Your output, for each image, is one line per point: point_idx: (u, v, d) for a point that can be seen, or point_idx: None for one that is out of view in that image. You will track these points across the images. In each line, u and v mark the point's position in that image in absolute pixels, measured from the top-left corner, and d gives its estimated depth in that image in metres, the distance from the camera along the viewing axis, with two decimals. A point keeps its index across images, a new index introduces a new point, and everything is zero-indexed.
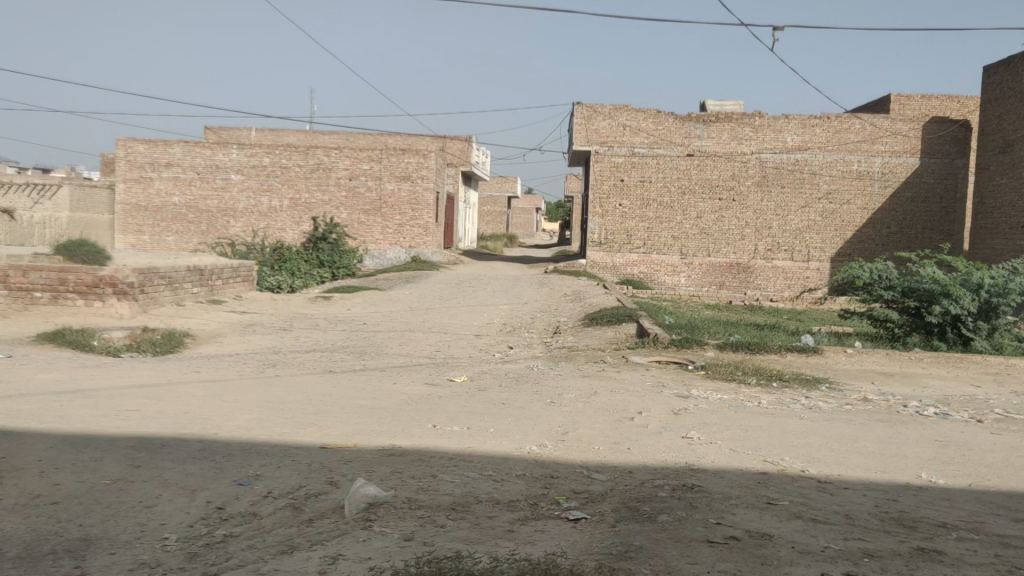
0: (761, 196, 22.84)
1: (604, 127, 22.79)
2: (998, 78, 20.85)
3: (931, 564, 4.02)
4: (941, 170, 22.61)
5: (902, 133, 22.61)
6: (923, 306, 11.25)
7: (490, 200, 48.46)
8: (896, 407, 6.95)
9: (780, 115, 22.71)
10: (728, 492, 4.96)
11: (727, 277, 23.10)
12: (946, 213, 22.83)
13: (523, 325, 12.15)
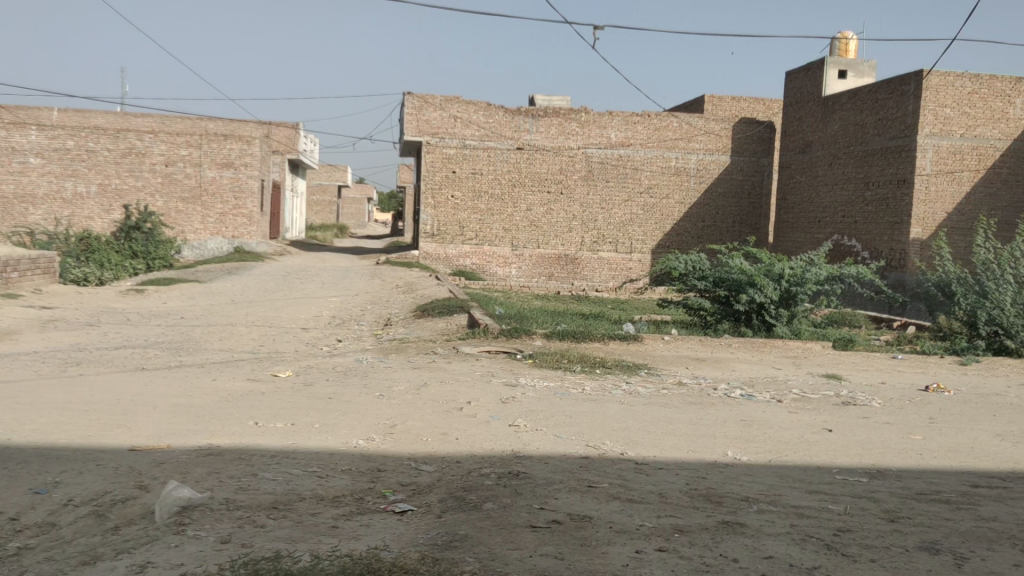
0: (587, 190, 23.63)
1: (435, 119, 22.78)
2: (798, 83, 22.63)
3: (734, 537, 4.35)
4: (748, 169, 24.27)
5: (715, 133, 24.05)
6: (732, 295, 12.02)
7: (319, 190, 47.44)
8: (706, 390, 7.40)
9: (605, 112, 23.53)
10: (551, 477, 5.11)
11: (556, 269, 23.69)
12: (753, 208, 24.52)
13: (352, 318, 11.97)
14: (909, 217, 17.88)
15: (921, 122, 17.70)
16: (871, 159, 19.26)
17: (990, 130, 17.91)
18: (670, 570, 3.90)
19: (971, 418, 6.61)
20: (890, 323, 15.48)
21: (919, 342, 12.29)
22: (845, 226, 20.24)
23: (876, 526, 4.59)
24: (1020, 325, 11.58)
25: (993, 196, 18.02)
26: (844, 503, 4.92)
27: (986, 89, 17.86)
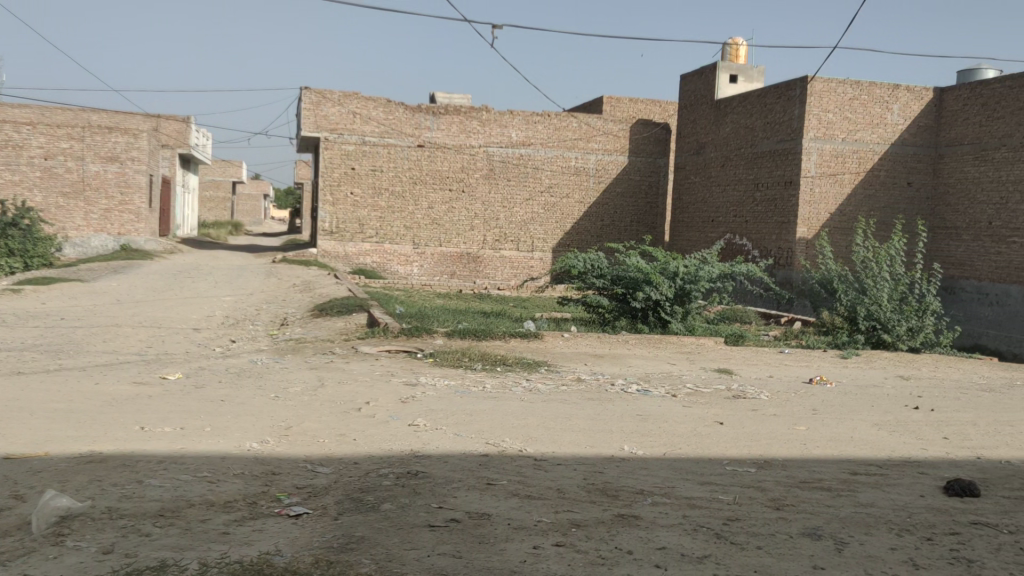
0: (489, 188, 23.72)
1: (333, 114, 22.35)
2: (692, 86, 23.30)
3: (629, 529, 4.44)
4: (645, 169, 24.87)
5: (613, 134, 24.51)
6: (629, 292, 12.29)
7: (212, 185, 45.99)
8: (604, 386, 7.54)
9: (506, 111, 23.64)
10: (450, 476, 5.10)
11: (458, 267, 23.70)
12: (651, 208, 25.13)
13: (247, 318, 11.64)
14: (796, 217, 18.70)
15: (806, 127, 18.51)
16: (761, 161, 20.00)
17: (869, 134, 18.82)
18: (567, 564, 3.96)
19: (851, 409, 6.95)
20: (777, 318, 16.16)
21: (804, 337, 12.85)
22: (736, 225, 20.99)
23: (764, 514, 4.77)
24: (895, 320, 12.42)
25: (872, 197, 18.95)
26: (734, 493, 5.09)
27: (866, 96, 18.78)
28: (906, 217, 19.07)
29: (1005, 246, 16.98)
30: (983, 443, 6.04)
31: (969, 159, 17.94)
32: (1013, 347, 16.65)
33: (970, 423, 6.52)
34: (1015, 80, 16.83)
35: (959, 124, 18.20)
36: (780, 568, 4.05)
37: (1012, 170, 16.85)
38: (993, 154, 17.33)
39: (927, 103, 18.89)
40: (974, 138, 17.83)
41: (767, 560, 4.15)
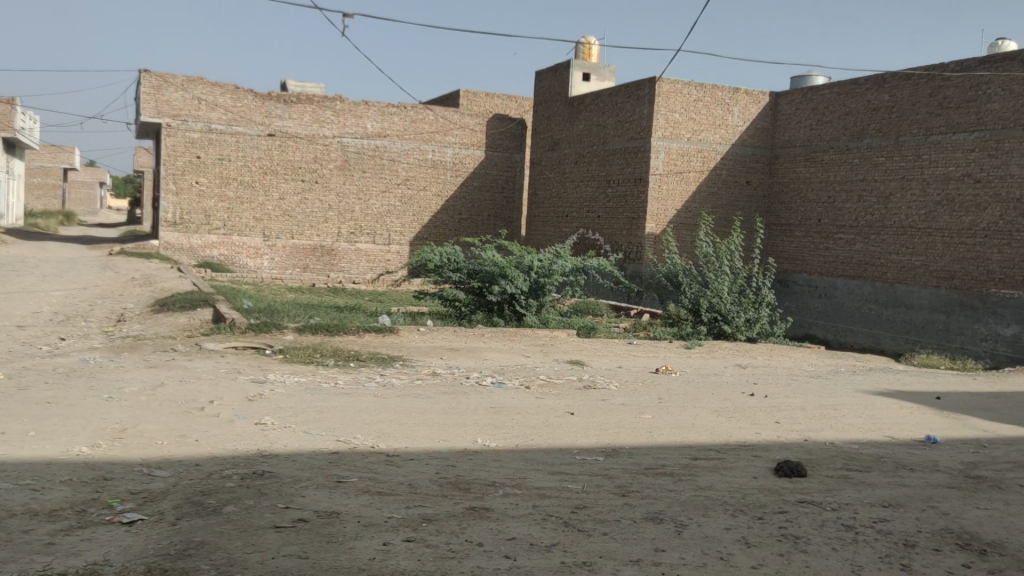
0: (343, 180, 23.29)
1: (177, 99, 21.22)
2: (546, 83, 23.72)
3: (479, 521, 4.48)
4: (501, 163, 25.27)
5: (470, 128, 24.71)
6: (485, 286, 12.37)
7: (40, 172, 42.81)
8: (459, 379, 7.57)
9: (360, 101, 23.24)
10: (298, 474, 4.97)
11: (311, 260, 23.12)
12: (507, 202, 25.56)
13: (77, 314, 10.88)
14: (644, 213, 19.38)
15: (654, 126, 19.12)
16: (613, 159, 20.62)
17: (712, 135, 19.69)
18: (417, 559, 3.94)
19: (692, 396, 7.29)
20: (628, 310, 16.73)
21: (651, 329, 13.37)
22: (589, 220, 21.59)
23: (610, 501, 4.92)
24: (735, 311, 13.13)
25: (715, 195, 19.93)
26: (582, 481, 5.22)
27: (709, 98, 19.61)
28: (745, 214, 20.21)
29: (833, 242, 18.31)
30: (810, 426, 6.47)
31: (802, 160, 19.20)
32: (839, 336, 18.01)
33: (799, 407, 6.98)
34: (842, 86, 18.13)
35: (793, 126, 19.44)
36: (623, 553, 4.18)
37: (839, 171, 18.18)
38: (823, 155, 18.59)
39: (763, 106, 20.03)
40: (806, 140, 19.08)
41: (612, 545, 4.29)
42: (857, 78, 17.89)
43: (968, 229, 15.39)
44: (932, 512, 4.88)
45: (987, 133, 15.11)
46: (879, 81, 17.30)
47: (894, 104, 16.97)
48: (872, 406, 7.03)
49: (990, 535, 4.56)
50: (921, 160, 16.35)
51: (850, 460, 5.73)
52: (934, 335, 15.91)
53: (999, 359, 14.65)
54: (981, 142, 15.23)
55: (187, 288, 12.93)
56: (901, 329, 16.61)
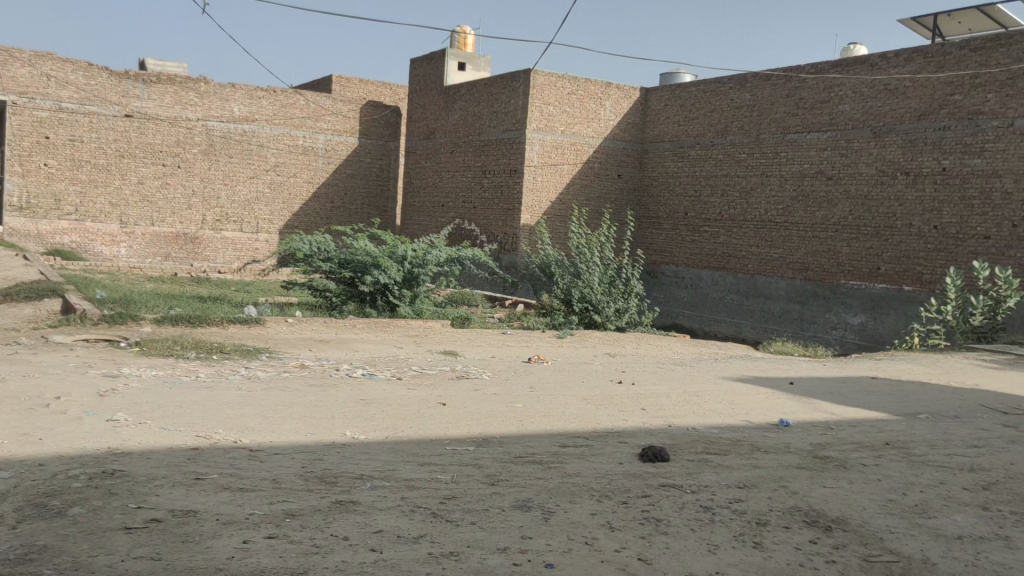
0: (208, 165, 22.41)
1: (23, 75, 19.77)
2: (421, 71, 23.56)
3: (345, 515, 4.39)
4: (376, 151, 25.18)
5: (343, 114, 24.50)
6: (357, 276, 12.18)
7: None
8: (329, 371, 7.42)
9: (226, 83, 22.40)
10: (153, 473, 4.74)
11: (173, 249, 22.11)
12: (382, 190, 25.54)
13: None
14: (520, 205, 19.54)
15: (529, 118, 19.31)
16: (488, 150, 20.71)
17: (585, 128, 20.05)
18: (278, 556, 3.82)
19: (564, 384, 7.44)
20: (503, 301, 16.87)
21: (525, 319, 13.51)
22: (465, 210, 21.61)
23: (479, 491, 4.93)
24: (606, 301, 13.47)
25: (588, 187, 20.31)
26: (451, 472, 5.22)
27: (582, 92, 19.96)
28: (617, 207, 20.73)
29: (699, 235, 19.04)
30: (675, 412, 6.70)
31: (669, 155, 19.83)
32: (703, 325, 18.78)
33: (665, 394, 7.21)
34: (708, 84, 18.81)
35: (662, 122, 20.04)
36: (490, 542, 4.20)
37: (705, 167, 18.89)
38: (690, 151, 19.27)
39: (634, 101, 20.57)
40: (674, 136, 19.71)
41: (480, 534, 4.30)
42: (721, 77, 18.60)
43: (821, 224, 16.33)
44: (783, 492, 5.14)
45: (839, 133, 16.04)
46: (741, 80, 18.04)
47: (755, 103, 17.74)
48: (731, 392, 7.35)
49: (834, 511, 4.84)
50: (780, 157, 17.18)
51: (710, 444, 5.97)
52: (790, 323, 16.86)
53: (847, 346, 15.65)
54: (833, 141, 16.16)
55: (33, 277, 12.05)
56: (760, 319, 17.51)
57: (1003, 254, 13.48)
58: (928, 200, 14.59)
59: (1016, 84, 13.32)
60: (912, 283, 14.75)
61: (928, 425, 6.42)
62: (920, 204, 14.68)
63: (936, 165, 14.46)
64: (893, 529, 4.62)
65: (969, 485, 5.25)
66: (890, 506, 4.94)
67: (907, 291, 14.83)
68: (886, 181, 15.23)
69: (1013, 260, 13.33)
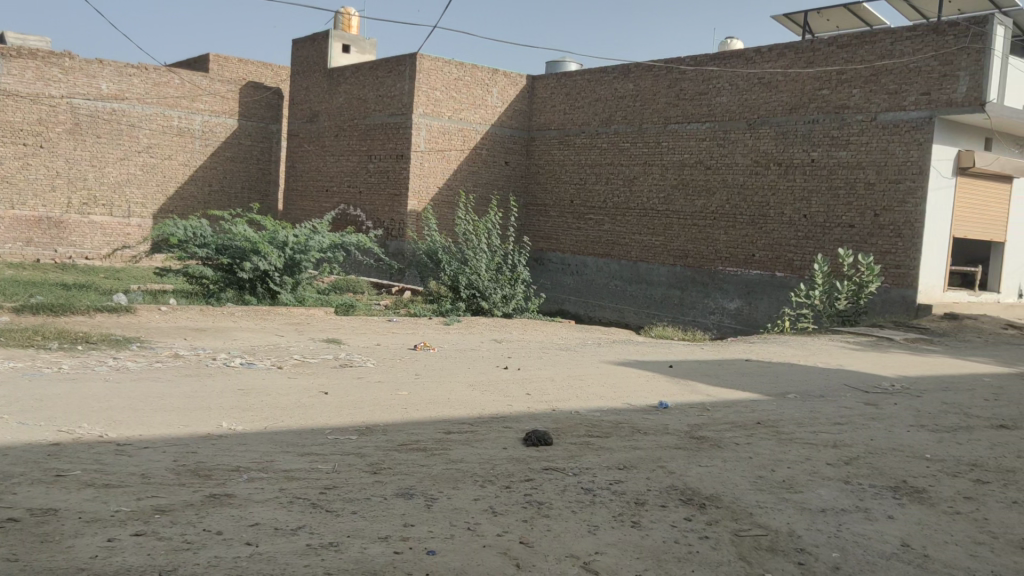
0: (75, 145, 21.09)
1: None
2: (303, 52, 22.92)
3: (219, 509, 4.25)
4: (257, 134, 24.70)
5: (221, 95, 23.77)
6: (235, 263, 11.80)
7: None
8: (205, 361, 7.15)
9: (94, 59, 21.20)
10: (9, 471, 4.45)
11: (35, 234, 20.59)
12: (262, 174, 25.07)
13: None
14: (407, 191, 19.34)
15: (414, 103, 19.13)
16: (374, 134, 20.43)
17: (472, 114, 20.03)
18: (146, 553, 3.65)
19: (450, 370, 7.44)
20: (388, 288, 16.74)
21: (411, 306, 13.44)
22: (350, 196, 21.28)
23: (360, 480, 4.86)
24: (492, 288, 13.58)
25: (475, 174, 20.32)
26: (333, 461, 5.12)
27: (469, 78, 19.92)
28: (505, 193, 20.86)
29: (584, 222, 19.42)
30: (558, 396, 6.80)
31: (556, 143, 20.08)
32: (589, 310, 19.26)
33: (549, 379, 7.32)
34: (593, 74, 19.11)
35: (548, 110, 20.26)
36: (371, 531, 4.15)
37: (590, 155, 19.23)
38: (575, 139, 19.57)
39: (520, 89, 20.72)
40: (559, 124, 19.97)
41: (361, 523, 4.25)
42: (605, 67, 18.94)
43: (700, 212, 16.89)
44: (660, 471, 5.29)
45: (717, 124, 16.59)
46: (624, 70, 18.41)
47: (638, 93, 18.15)
48: (613, 376, 7.52)
49: (708, 489, 5.02)
50: (661, 147, 17.65)
51: (592, 427, 6.08)
52: (671, 308, 17.46)
53: (724, 330, 16.33)
54: (711, 132, 16.70)
55: None
56: (643, 304, 18.04)
57: (865, 241, 14.26)
58: (798, 190, 15.27)
59: (879, 80, 14.05)
60: (784, 270, 15.44)
61: (795, 405, 6.74)
62: (791, 193, 15.36)
63: (805, 156, 15.15)
64: (762, 504, 4.83)
65: (832, 461, 5.54)
66: (761, 482, 5.16)
67: (778, 277, 15.53)
68: (760, 172, 15.86)
69: (875, 248, 14.13)
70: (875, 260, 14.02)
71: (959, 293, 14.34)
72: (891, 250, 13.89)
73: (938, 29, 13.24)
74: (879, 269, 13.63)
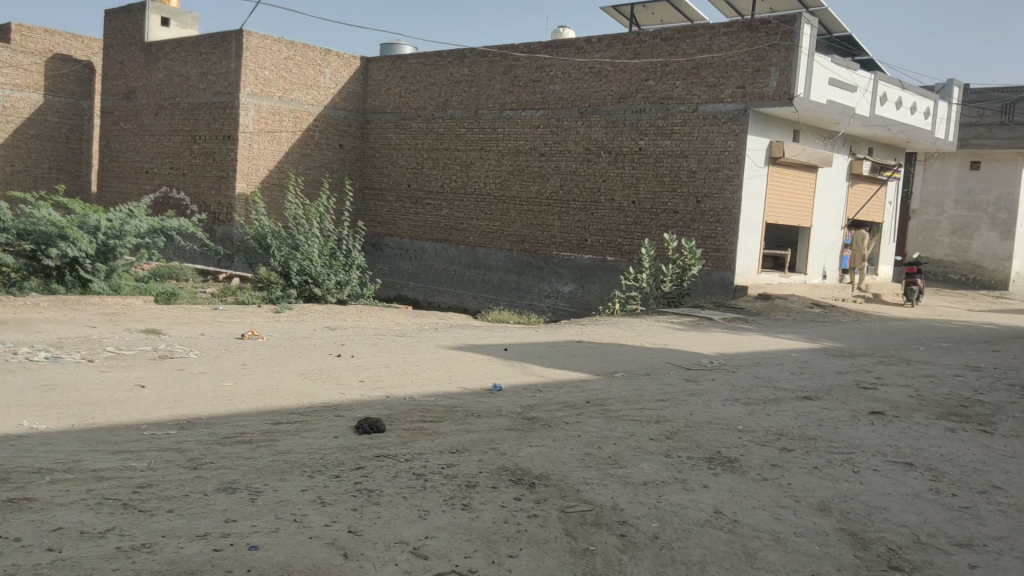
0: None
1: None
2: (117, 25, 21.44)
3: (17, 514, 3.93)
4: (66, 111, 22.95)
5: (24, 67, 21.90)
6: (40, 249, 10.96)
7: None
8: (2, 355, 6.58)
9: None
10: None
11: None
12: (74, 154, 23.37)
13: None
14: (233, 172, 18.54)
15: (242, 81, 18.35)
16: (197, 113, 19.45)
17: (303, 95, 19.44)
18: None
19: (279, 360, 7.21)
20: (216, 275, 16.09)
21: (239, 293, 12.98)
22: (173, 178, 20.24)
23: (178, 476, 4.63)
24: (325, 274, 13.35)
25: (308, 156, 19.81)
26: (149, 458, 4.85)
27: (299, 57, 19.27)
28: (339, 176, 20.51)
29: (421, 207, 19.43)
30: (391, 383, 6.75)
31: (391, 127, 19.92)
32: (427, 296, 19.47)
33: (383, 365, 7.25)
34: (427, 58, 19.05)
35: (383, 93, 20.06)
36: (189, 529, 3.95)
37: (426, 139, 19.19)
38: (411, 123, 19.48)
39: (354, 70, 20.38)
40: (395, 108, 19.82)
41: (178, 521, 4.04)
42: (440, 51, 18.90)
43: (536, 198, 17.24)
44: (492, 454, 5.35)
45: (550, 111, 16.91)
46: (459, 55, 18.43)
47: (473, 79, 18.24)
48: (449, 361, 7.55)
49: (537, 468, 5.13)
50: (496, 133, 17.84)
51: (426, 412, 6.07)
52: (508, 292, 17.86)
53: (558, 313, 16.92)
54: (544, 120, 17.02)
55: None
56: (481, 289, 18.36)
57: (688, 227, 15.02)
58: (627, 177, 15.85)
59: (699, 73, 14.75)
60: (614, 254, 16.04)
61: (622, 383, 7.01)
62: (621, 180, 15.93)
63: (633, 145, 15.71)
64: (588, 481, 4.98)
65: (655, 436, 5.79)
66: (588, 460, 5.33)
67: (610, 261, 16.10)
68: (591, 159, 16.33)
69: (696, 233, 14.92)
70: (697, 244, 14.82)
71: (772, 275, 15.41)
72: (711, 235, 14.73)
73: (752, 27, 14.09)
74: (701, 253, 14.44)
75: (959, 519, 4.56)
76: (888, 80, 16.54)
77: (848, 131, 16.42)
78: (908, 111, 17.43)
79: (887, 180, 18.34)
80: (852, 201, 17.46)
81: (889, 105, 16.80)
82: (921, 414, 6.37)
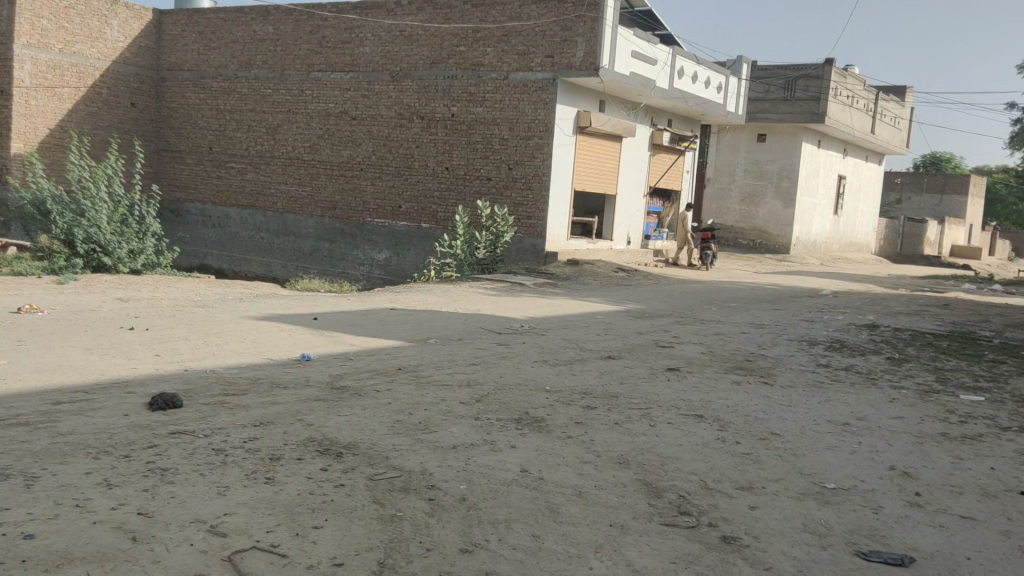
0: None
1: None
2: None
3: None
4: None
5: None
6: None
7: None
8: None
9: None
10: None
11: None
12: None
13: None
14: (7, 131, 16.85)
15: (14, 32, 16.55)
16: None
17: (88, 48, 17.93)
18: None
19: (62, 335, 6.66)
20: None
21: (14, 264, 11.90)
22: None
23: None
24: (115, 243, 12.52)
25: (95, 115, 18.36)
26: None
27: (82, 6, 17.67)
28: (130, 137, 19.14)
29: (225, 170, 18.54)
30: (191, 356, 6.41)
31: (190, 85, 18.79)
32: (232, 265, 18.79)
33: (182, 338, 6.87)
34: (228, 13, 18.04)
35: (179, 50, 18.87)
36: None
37: (228, 100, 18.25)
38: (211, 82, 18.46)
39: (145, 23, 19.01)
40: (193, 66, 18.70)
41: None
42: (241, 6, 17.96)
43: (347, 163, 16.87)
44: (299, 425, 5.21)
45: (361, 74, 16.54)
46: (263, 12, 17.59)
47: (277, 38, 17.49)
48: (256, 331, 7.28)
49: (345, 438, 5.05)
50: (304, 95, 17.25)
51: (228, 385, 5.82)
52: (319, 260, 17.51)
53: (373, 281, 16.80)
54: (355, 82, 16.62)
55: None
56: (291, 256, 17.88)
57: (501, 194, 15.27)
58: (439, 144, 15.82)
59: (509, 41, 14.91)
60: (428, 221, 16.05)
61: (433, 349, 7.03)
62: (433, 147, 15.87)
63: (446, 111, 15.68)
64: (397, 447, 4.96)
65: (464, 400, 5.85)
66: (398, 426, 5.30)
67: (424, 228, 16.10)
68: (403, 124, 16.16)
69: (509, 200, 15.20)
70: (510, 212, 15.13)
71: (580, 241, 16.02)
72: (523, 202, 15.06)
73: None
74: (513, 220, 14.75)
75: (743, 465, 4.93)
76: (684, 55, 17.43)
77: (649, 103, 17.19)
78: (703, 84, 18.45)
79: (685, 150, 19.43)
80: (655, 170, 18.39)
81: (686, 80, 17.72)
82: (712, 369, 6.84)
